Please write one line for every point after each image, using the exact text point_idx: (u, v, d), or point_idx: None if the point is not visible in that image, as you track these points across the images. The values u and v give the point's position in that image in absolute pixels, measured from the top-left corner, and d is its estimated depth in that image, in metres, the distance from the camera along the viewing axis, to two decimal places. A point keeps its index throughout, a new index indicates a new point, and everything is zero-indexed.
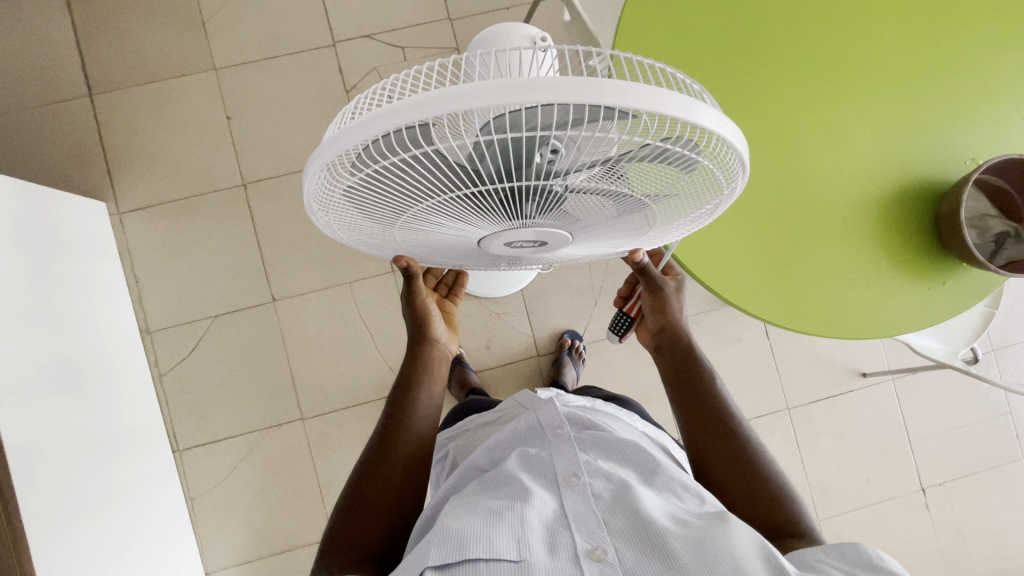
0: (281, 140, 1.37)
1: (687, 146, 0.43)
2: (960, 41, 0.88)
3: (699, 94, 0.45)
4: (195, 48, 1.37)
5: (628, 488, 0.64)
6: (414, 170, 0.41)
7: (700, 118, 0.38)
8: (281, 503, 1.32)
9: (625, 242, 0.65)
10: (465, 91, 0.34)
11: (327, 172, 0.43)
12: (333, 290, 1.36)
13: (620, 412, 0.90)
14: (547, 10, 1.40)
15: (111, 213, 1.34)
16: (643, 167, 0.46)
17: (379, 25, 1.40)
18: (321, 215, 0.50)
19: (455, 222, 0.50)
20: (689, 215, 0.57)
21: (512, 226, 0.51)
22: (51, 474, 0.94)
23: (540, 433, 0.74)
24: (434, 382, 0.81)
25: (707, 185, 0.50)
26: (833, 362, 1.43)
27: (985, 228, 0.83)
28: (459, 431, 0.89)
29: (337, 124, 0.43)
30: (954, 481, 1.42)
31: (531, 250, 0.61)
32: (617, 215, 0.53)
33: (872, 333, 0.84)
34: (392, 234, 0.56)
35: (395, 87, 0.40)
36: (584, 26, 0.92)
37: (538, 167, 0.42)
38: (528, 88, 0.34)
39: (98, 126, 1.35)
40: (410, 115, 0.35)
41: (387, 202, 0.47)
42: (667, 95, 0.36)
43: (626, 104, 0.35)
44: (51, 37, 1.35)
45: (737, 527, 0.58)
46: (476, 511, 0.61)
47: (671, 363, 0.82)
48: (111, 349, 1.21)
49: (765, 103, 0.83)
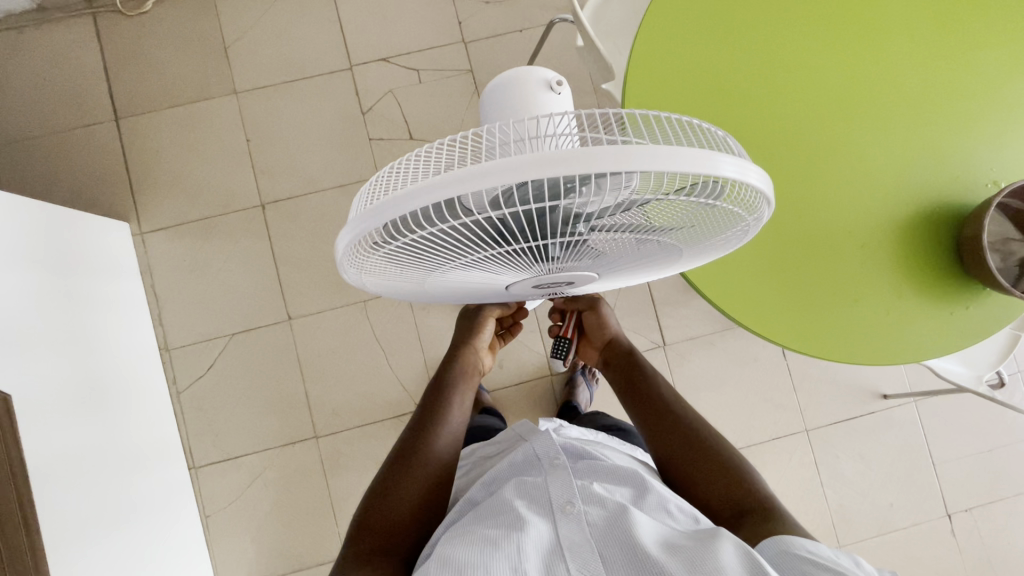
0: (298, 162, 1.40)
1: (709, 190, 0.43)
2: (977, 61, 0.87)
3: (724, 140, 0.45)
4: (218, 73, 1.41)
5: (623, 512, 0.64)
6: (447, 236, 0.42)
7: (721, 170, 0.38)
8: (295, 521, 1.32)
9: (633, 274, 0.65)
10: (501, 166, 0.34)
11: (359, 243, 0.43)
12: (347, 309, 1.38)
13: (623, 444, 0.89)
14: (559, 33, 1.42)
15: (133, 233, 1.38)
16: (660, 210, 0.46)
17: (395, 48, 1.43)
18: (354, 272, 0.50)
19: (481, 271, 0.51)
20: (699, 246, 0.56)
21: (533, 271, 0.52)
22: (72, 489, 0.96)
23: (536, 464, 0.74)
24: (466, 394, 0.84)
25: (724, 218, 0.50)
26: (852, 383, 1.40)
27: (1009, 252, 0.81)
28: (467, 462, 0.89)
29: (369, 192, 0.43)
30: (981, 507, 1.37)
31: (547, 290, 0.61)
32: (637, 250, 0.53)
33: (895, 360, 0.82)
34: (417, 283, 0.56)
35: (427, 157, 0.41)
36: (598, 53, 0.93)
37: (567, 222, 0.42)
38: (561, 161, 0.34)
39: (122, 149, 1.39)
40: (448, 190, 0.35)
41: (419, 259, 0.47)
42: (688, 153, 0.36)
43: (652, 166, 0.35)
44: (80, 64, 1.40)
45: (726, 542, 0.57)
46: (473, 541, 0.61)
47: (620, 375, 0.86)
48: (130, 366, 1.23)
49: (776, 128, 0.83)
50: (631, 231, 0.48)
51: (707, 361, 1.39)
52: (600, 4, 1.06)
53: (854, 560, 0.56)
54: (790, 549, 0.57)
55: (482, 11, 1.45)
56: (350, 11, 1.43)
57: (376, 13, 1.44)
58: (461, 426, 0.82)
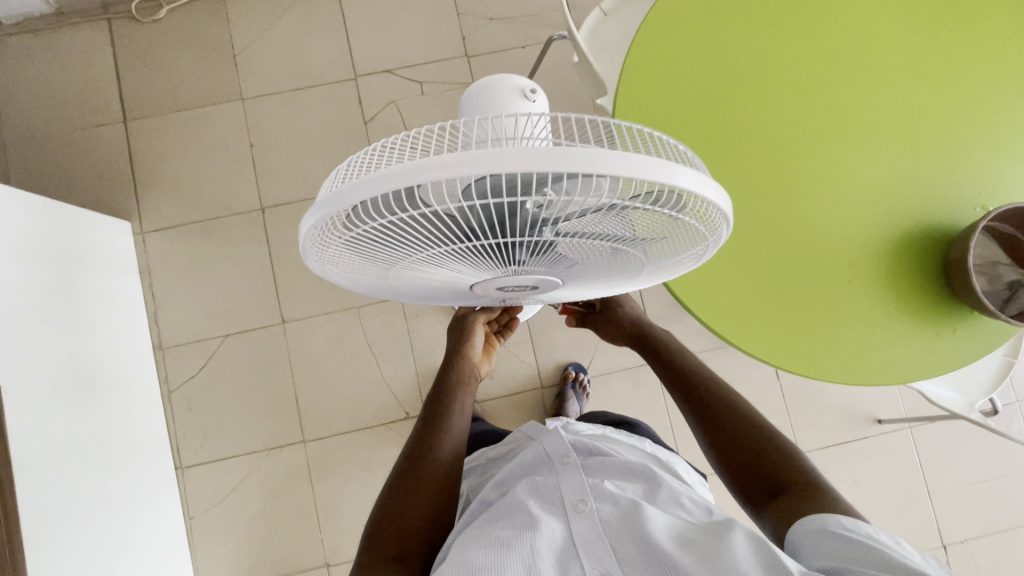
0: (300, 168, 1.42)
1: (667, 199, 0.43)
2: (969, 86, 0.88)
3: (685, 155, 0.46)
4: (225, 80, 1.44)
5: (635, 508, 0.63)
6: (406, 227, 0.43)
7: (676, 179, 0.39)
8: (279, 525, 1.31)
9: (609, 286, 0.65)
10: (453, 160, 0.35)
11: (323, 229, 0.44)
12: (341, 314, 1.38)
13: (631, 436, 0.88)
14: (561, 50, 1.45)
15: (135, 232, 1.40)
16: (622, 220, 0.47)
17: (399, 60, 1.46)
18: (316, 260, 0.51)
19: (440, 268, 0.52)
20: (668, 261, 0.57)
21: (495, 274, 0.53)
22: (56, 481, 0.96)
23: (547, 463, 0.74)
24: (465, 401, 0.81)
25: (687, 236, 0.51)
26: (846, 406, 1.39)
27: (996, 275, 0.81)
28: (474, 466, 0.88)
29: (335, 180, 0.44)
30: (978, 538, 1.34)
31: (516, 294, 0.62)
32: (609, 259, 0.54)
33: (881, 380, 0.81)
34: (380, 277, 0.57)
35: (392, 149, 0.42)
36: (592, 68, 0.94)
37: (529, 225, 0.43)
38: (510, 159, 0.35)
39: (129, 149, 1.42)
40: (400, 181, 0.36)
41: (381, 251, 0.48)
42: (647, 163, 0.37)
43: (605, 170, 0.36)
44: (92, 66, 1.44)
45: (740, 534, 0.57)
46: (487, 543, 0.61)
47: (666, 368, 0.83)
48: (124, 361, 1.24)
49: (765, 146, 0.83)
50: (601, 238, 0.48)
51: None
52: (597, 23, 1.08)
53: (895, 540, 0.55)
54: (827, 527, 0.56)
55: (486, 26, 1.48)
56: (357, 23, 1.47)
57: (382, 26, 1.47)
58: (462, 433, 0.79)
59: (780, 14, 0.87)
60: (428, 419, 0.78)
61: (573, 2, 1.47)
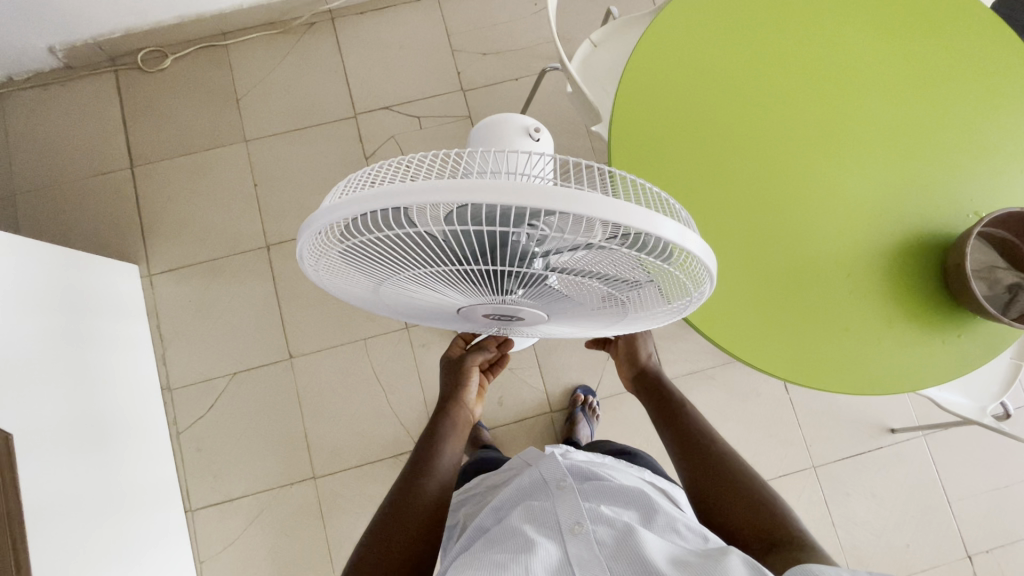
0: (305, 205, 1.45)
1: (655, 246, 0.45)
2: (955, 96, 0.90)
3: (671, 206, 0.48)
4: (229, 123, 1.49)
5: (631, 532, 0.63)
6: (398, 242, 0.45)
7: (660, 227, 0.40)
8: (291, 565, 1.29)
9: (602, 326, 0.66)
10: (442, 187, 0.38)
11: (319, 236, 0.46)
12: (348, 347, 1.39)
13: (629, 465, 0.87)
14: (552, 81, 1.50)
15: (142, 275, 1.42)
16: (608, 260, 0.48)
17: (397, 97, 1.51)
18: (311, 266, 0.53)
19: (432, 286, 0.54)
20: (655, 309, 0.58)
21: (487, 295, 0.55)
22: (64, 531, 0.94)
23: (544, 487, 0.73)
24: (458, 440, 0.79)
25: (673, 286, 0.52)
26: (858, 418, 1.38)
27: (995, 280, 0.82)
28: (470, 495, 0.87)
29: (336, 192, 0.46)
30: (1003, 547, 1.32)
31: (505, 320, 0.64)
32: (607, 294, 0.55)
33: (887, 391, 0.82)
34: (373, 289, 0.59)
35: (389, 172, 0.44)
36: (585, 99, 0.97)
37: (522, 252, 0.45)
38: (496, 190, 0.37)
39: (135, 195, 1.45)
40: (389, 200, 0.38)
41: (375, 262, 0.50)
42: (632, 208, 0.39)
43: (591, 209, 0.37)
44: (99, 115, 1.48)
45: (734, 558, 0.57)
46: (483, 565, 0.60)
47: (652, 401, 0.83)
48: (128, 406, 1.23)
49: (758, 161, 0.86)
50: (596, 268, 0.50)
51: (709, 396, 1.38)
52: (588, 56, 1.13)
53: None
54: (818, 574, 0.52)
55: (479, 61, 1.53)
56: (355, 63, 1.52)
57: (380, 66, 1.52)
58: (453, 468, 0.78)
59: (766, 42, 0.91)
60: (423, 451, 0.77)
61: (563, 34, 1.53)
